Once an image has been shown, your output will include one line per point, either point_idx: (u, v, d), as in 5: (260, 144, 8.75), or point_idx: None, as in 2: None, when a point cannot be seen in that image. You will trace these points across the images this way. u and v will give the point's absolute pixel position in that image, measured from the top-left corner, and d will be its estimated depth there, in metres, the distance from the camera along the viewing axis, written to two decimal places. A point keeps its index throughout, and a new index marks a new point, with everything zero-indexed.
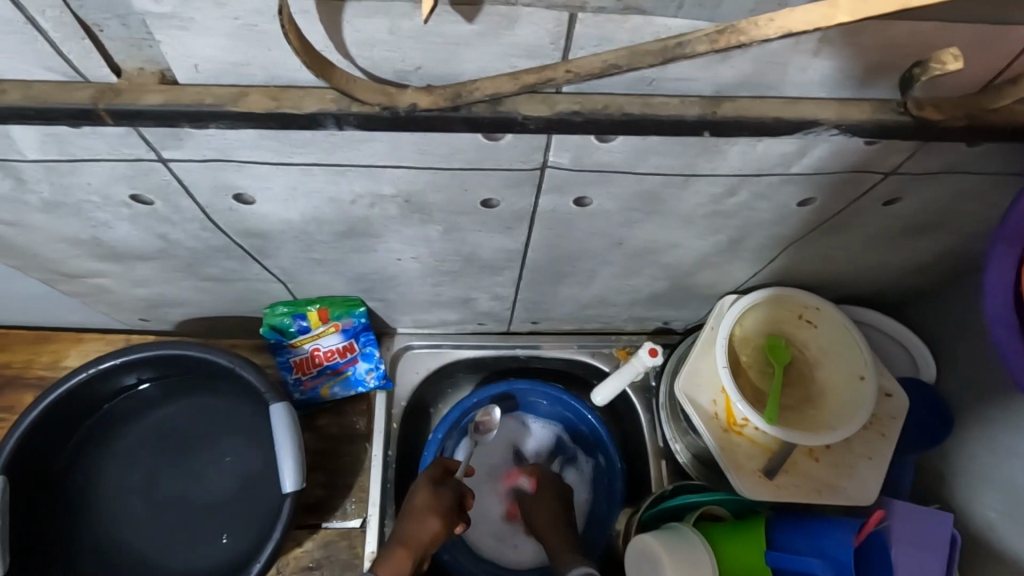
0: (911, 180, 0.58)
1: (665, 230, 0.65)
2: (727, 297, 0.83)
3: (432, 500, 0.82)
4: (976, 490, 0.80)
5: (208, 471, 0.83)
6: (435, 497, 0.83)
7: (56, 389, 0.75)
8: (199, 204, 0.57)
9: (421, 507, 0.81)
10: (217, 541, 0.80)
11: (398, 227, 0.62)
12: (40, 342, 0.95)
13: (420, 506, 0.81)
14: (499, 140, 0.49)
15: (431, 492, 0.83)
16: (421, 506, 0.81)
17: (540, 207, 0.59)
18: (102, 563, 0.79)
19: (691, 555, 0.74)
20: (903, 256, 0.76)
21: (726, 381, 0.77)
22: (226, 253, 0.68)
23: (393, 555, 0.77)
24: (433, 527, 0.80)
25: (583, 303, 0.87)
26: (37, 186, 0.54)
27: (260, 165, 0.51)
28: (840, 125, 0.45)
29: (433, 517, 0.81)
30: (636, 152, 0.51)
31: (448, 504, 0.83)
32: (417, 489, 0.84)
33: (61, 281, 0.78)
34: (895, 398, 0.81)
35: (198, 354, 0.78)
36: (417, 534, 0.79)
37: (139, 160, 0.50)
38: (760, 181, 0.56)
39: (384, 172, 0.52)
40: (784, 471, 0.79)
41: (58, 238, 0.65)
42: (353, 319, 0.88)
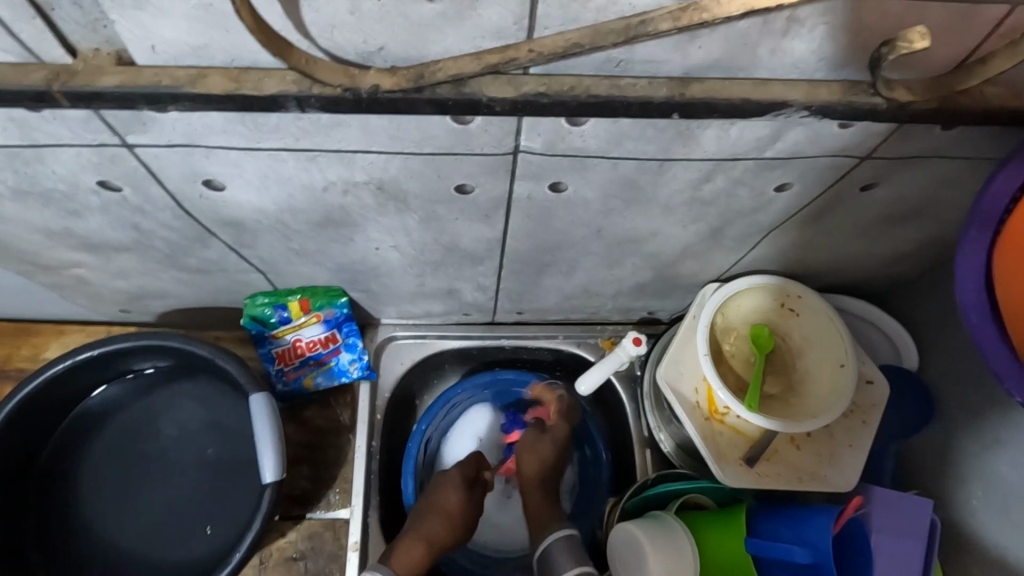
0: (888, 165, 0.58)
1: (645, 217, 0.64)
2: (709, 286, 0.82)
3: (458, 503, 0.88)
4: (957, 476, 0.80)
5: (189, 463, 0.82)
6: (464, 499, 0.88)
7: (33, 381, 0.74)
8: (169, 191, 0.56)
9: (449, 509, 0.87)
10: (199, 532, 0.79)
11: (374, 216, 0.61)
12: (19, 335, 0.94)
13: (448, 507, 0.87)
14: (469, 125, 0.48)
15: (460, 495, 0.88)
16: (450, 507, 0.87)
17: (517, 195, 0.58)
18: (82, 553, 0.78)
19: (674, 543, 0.75)
20: (885, 244, 0.76)
21: (707, 370, 0.76)
22: (201, 243, 0.67)
23: (413, 547, 0.82)
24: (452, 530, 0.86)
25: (566, 292, 0.86)
26: (2, 173, 0.53)
27: (228, 151, 0.50)
28: (811, 107, 0.44)
29: (456, 520, 0.87)
30: (610, 137, 0.50)
31: (472, 509, 0.89)
32: (449, 488, 0.88)
33: (37, 272, 0.77)
34: (876, 385, 0.81)
35: (178, 346, 0.77)
36: (437, 534, 0.85)
37: (104, 146, 0.49)
38: (736, 167, 0.55)
39: (355, 159, 0.52)
40: (765, 459, 0.80)
41: (29, 228, 0.64)
42: (335, 310, 0.87)
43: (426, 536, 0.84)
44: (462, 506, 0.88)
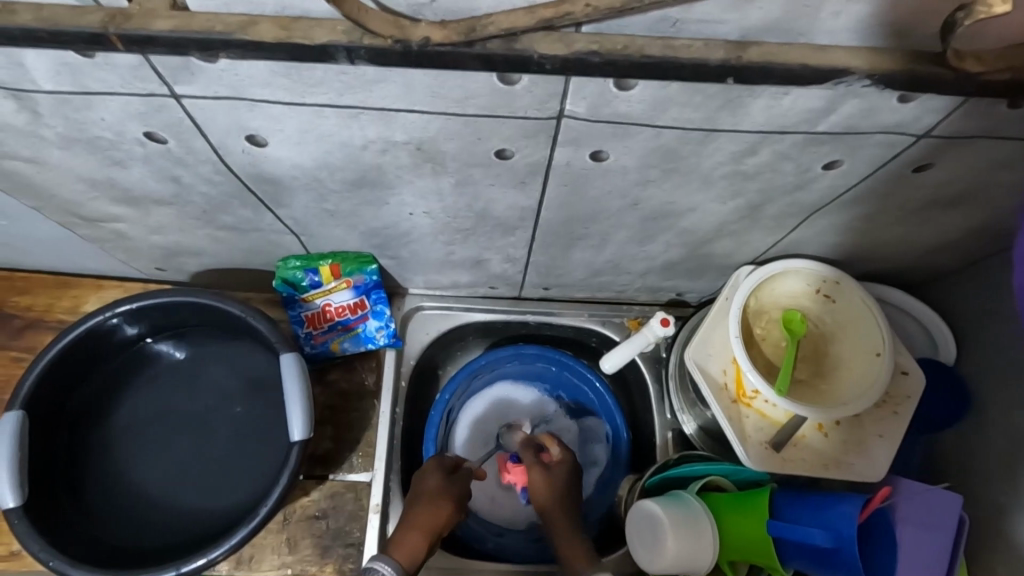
0: (944, 144, 0.55)
1: (683, 191, 0.63)
2: (744, 268, 0.81)
3: (439, 489, 0.83)
4: (989, 475, 0.78)
5: (219, 419, 0.84)
6: (446, 483, 0.85)
7: (76, 329, 0.77)
8: (212, 144, 0.56)
9: (433, 493, 0.83)
10: (227, 485, 0.81)
11: (411, 178, 0.61)
12: (60, 287, 0.97)
13: (431, 491, 0.83)
14: (514, 84, 0.47)
15: (440, 479, 0.85)
16: (434, 489, 0.83)
17: (555, 161, 0.57)
18: (116, 500, 0.80)
19: (698, 537, 0.75)
20: (930, 231, 0.74)
21: (738, 352, 0.75)
22: (239, 200, 0.68)
23: (407, 537, 0.78)
24: (444, 513, 0.81)
25: (596, 269, 0.86)
26: (51, 120, 0.54)
27: (272, 105, 0.50)
28: (872, 75, 0.43)
29: (445, 502, 0.82)
30: (655, 104, 0.49)
31: (458, 494, 0.85)
32: (429, 472, 0.85)
33: (80, 224, 0.79)
34: (911, 376, 0.79)
35: (212, 303, 0.80)
36: (428, 520, 0.80)
37: (152, 95, 0.50)
38: (783, 140, 0.53)
39: (396, 117, 0.51)
40: (791, 444, 0.79)
41: (75, 179, 0.66)
42: (365, 276, 0.88)
43: (417, 521, 0.79)
44: (447, 489, 0.84)
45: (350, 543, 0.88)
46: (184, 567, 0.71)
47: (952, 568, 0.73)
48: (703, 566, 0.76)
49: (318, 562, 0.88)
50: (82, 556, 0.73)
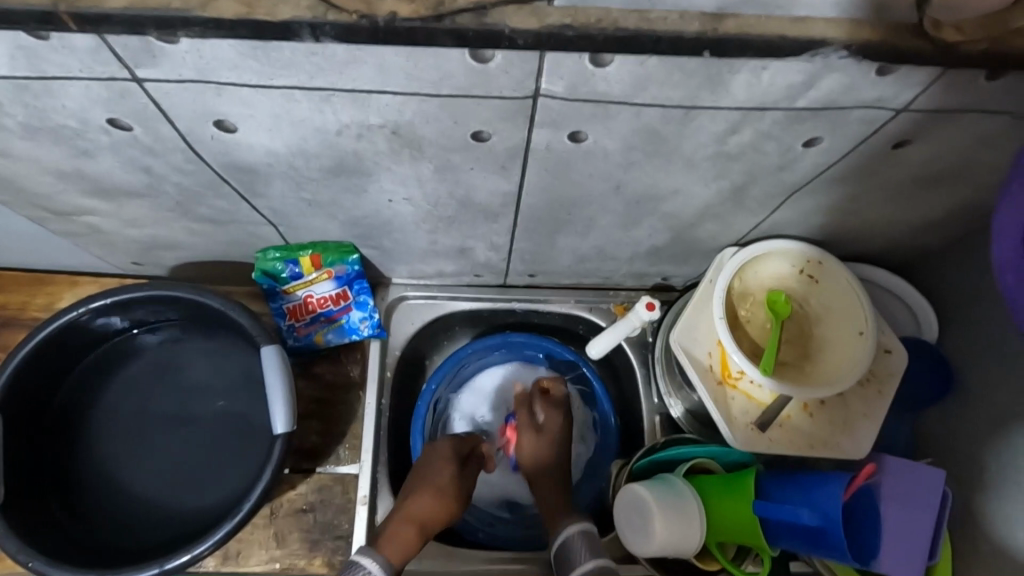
0: (925, 119, 0.55)
1: (665, 172, 0.62)
2: (728, 250, 0.81)
3: (448, 482, 0.83)
4: (972, 450, 0.78)
5: (201, 415, 0.83)
6: (455, 479, 0.84)
7: (49, 325, 0.75)
8: (180, 131, 0.55)
9: (441, 484, 0.82)
10: (211, 480, 0.80)
11: (389, 163, 0.60)
12: (35, 285, 0.94)
13: (438, 483, 0.82)
14: (488, 63, 0.46)
15: (451, 473, 0.84)
16: (442, 484, 0.82)
17: (535, 143, 0.56)
18: (97, 499, 0.79)
19: (686, 519, 0.76)
20: (912, 209, 0.74)
21: (723, 333, 0.75)
22: (213, 189, 0.66)
23: (401, 531, 0.77)
24: (442, 512, 0.81)
25: (580, 254, 0.85)
26: (11, 109, 0.52)
27: (240, 88, 0.49)
28: (850, 46, 0.42)
29: (447, 502, 0.81)
30: (634, 81, 0.48)
31: (464, 487, 0.85)
32: (441, 464, 0.84)
33: (50, 219, 0.77)
34: (895, 354, 0.79)
35: (190, 297, 0.78)
36: (428, 511, 0.79)
37: (114, 79, 0.48)
38: (764, 118, 0.53)
39: (370, 99, 0.50)
40: (777, 424, 0.79)
41: (40, 170, 0.64)
42: (347, 266, 0.87)
43: (417, 515, 0.79)
44: (454, 486, 0.83)
45: (339, 536, 0.88)
46: (167, 565, 0.70)
47: (936, 542, 0.74)
48: (691, 548, 0.76)
49: (307, 556, 0.87)
50: (63, 556, 0.72)
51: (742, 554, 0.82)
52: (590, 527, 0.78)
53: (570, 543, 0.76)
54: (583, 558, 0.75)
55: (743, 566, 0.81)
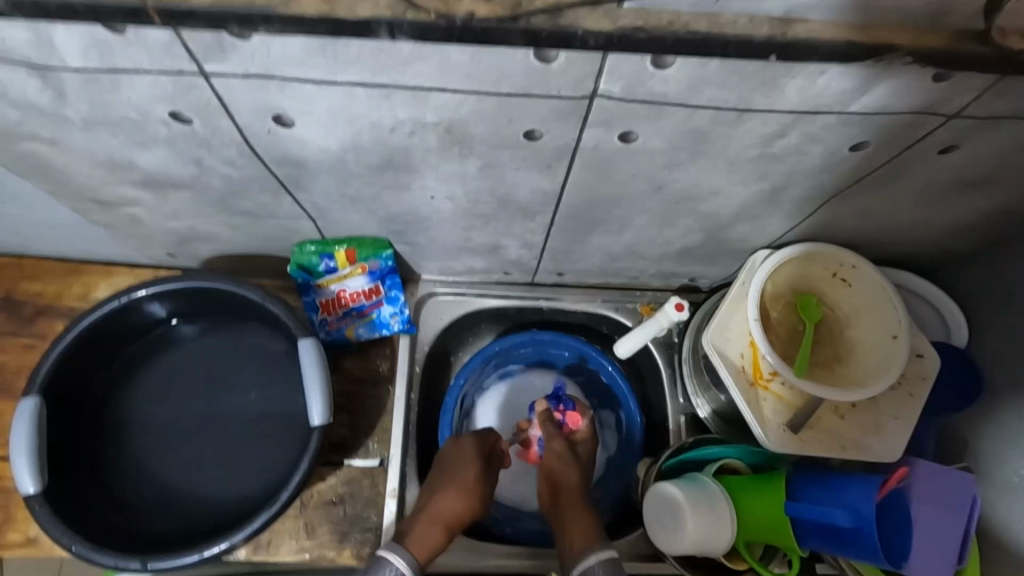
0: (974, 125, 0.55)
1: (708, 174, 0.63)
2: (759, 254, 0.81)
3: (474, 482, 0.83)
4: (1000, 455, 0.79)
5: (237, 405, 0.84)
6: (478, 478, 0.84)
7: (93, 313, 0.77)
8: (238, 126, 0.56)
9: (467, 482, 0.83)
10: (247, 470, 0.81)
11: (437, 160, 0.61)
12: (70, 275, 0.95)
13: (466, 482, 0.83)
14: (551, 63, 0.47)
15: (477, 471, 0.84)
16: (466, 482, 0.83)
17: (585, 143, 0.57)
18: (136, 486, 0.80)
19: (716, 519, 0.76)
20: (949, 214, 0.74)
21: (757, 335, 0.76)
22: (260, 183, 0.67)
23: (429, 530, 0.78)
24: (466, 508, 0.81)
25: (613, 254, 0.86)
26: (76, 101, 0.53)
27: (303, 84, 0.50)
28: (916, 53, 0.43)
29: (470, 500, 0.82)
30: (692, 83, 0.49)
31: (488, 484, 0.85)
32: (465, 464, 0.84)
33: (95, 210, 0.78)
34: (927, 358, 0.79)
35: (228, 289, 0.79)
36: (453, 510, 0.80)
37: (182, 74, 0.49)
38: (815, 122, 0.53)
39: (429, 97, 0.51)
40: (808, 426, 0.80)
41: (93, 161, 0.65)
42: (380, 261, 0.89)
43: (442, 515, 0.80)
44: (477, 485, 0.83)
45: (368, 528, 0.88)
46: (207, 552, 0.71)
47: (966, 544, 0.74)
48: (721, 547, 0.77)
49: (336, 548, 0.88)
50: (105, 541, 0.73)
51: (769, 554, 0.82)
52: (611, 554, 0.72)
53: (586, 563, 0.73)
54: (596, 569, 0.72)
55: (770, 566, 0.81)
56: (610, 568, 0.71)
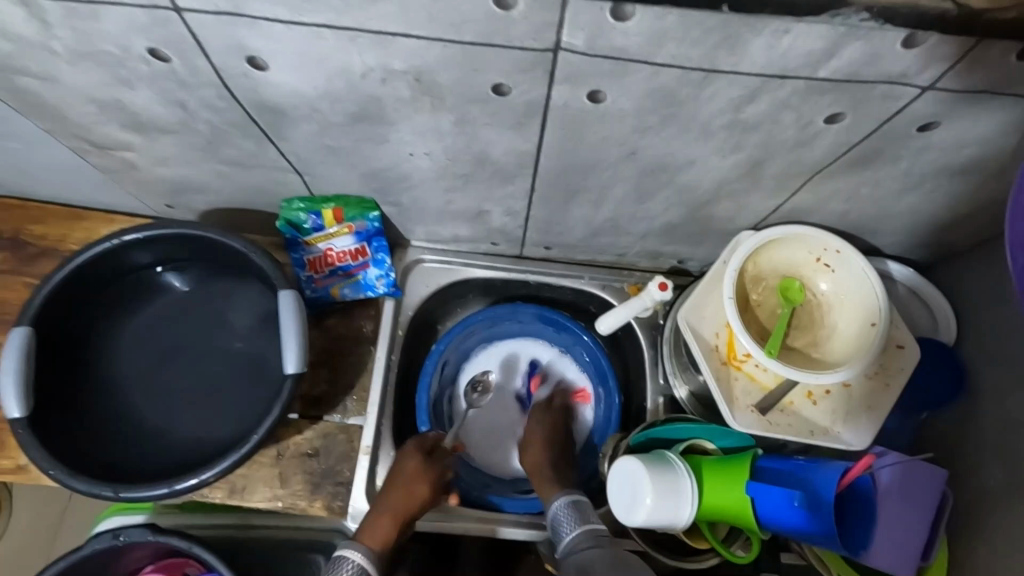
0: (951, 100, 0.54)
1: (682, 141, 0.62)
2: (744, 232, 0.80)
3: (415, 471, 0.84)
4: (979, 453, 0.77)
5: (220, 352, 0.86)
6: (421, 468, 0.85)
7: (86, 252, 0.80)
8: (214, 65, 0.57)
9: (406, 474, 0.83)
10: (223, 414, 0.84)
11: (410, 112, 0.61)
12: (71, 219, 0.99)
13: (406, 473, 0.83)
14: (511, 10, 0.47)
15: (416, 462, 0.85)
16: (408, 476, 0.83)
17: (554, 101, 0.57)
18: (120, 420, 0.83)
19: (676, 496, 0.76)
20: (939, 201, 0.72)
21: (731, 313, 0.75)
22: (242, 130, 0.69)
23: (379, 520, 0.79)
24: (416, 497, 0.82)
25: (596, 227, 0.86)
26: (59, 30, 0.55)
27: (271, 23, 0.51)
28: (874, 8, 0.43)
29: (418, 489, 0.82)
30: (654, 37, 0.48)
31: (435, 477, 0.85)
32: (404, 456, 0.85)
33: (91, 153, 0.81)
34: (907, 349, 0.78)
35: (215, 239, 0.81)
36: (400, 500, 0.80)
37: (154, 7, 0.51)
38: (784, 87, 0.53)
39: (394, 42, 0.51)
40: (779, 409, 0.79)
41: (84, 99, 0.67)
42: (367, 222, 0.90)
43: (392, 505, 0.80)
44: (421, 474, 0.84)
45: (339, 482, 0.90)
46: (176, 486, 0.73)
47: (932, 544, 0.74)
48: (680, 523, 0.77)
49: (308, 498, 0.90)
50: (83, 467, 0.76)
51: (732, 536, 0.82)
52: (579, 497, 0.76)
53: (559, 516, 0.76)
54: (569, 527, 0.74)
55: (732, 548, 0.81)
56: (576, 509, 0.75)
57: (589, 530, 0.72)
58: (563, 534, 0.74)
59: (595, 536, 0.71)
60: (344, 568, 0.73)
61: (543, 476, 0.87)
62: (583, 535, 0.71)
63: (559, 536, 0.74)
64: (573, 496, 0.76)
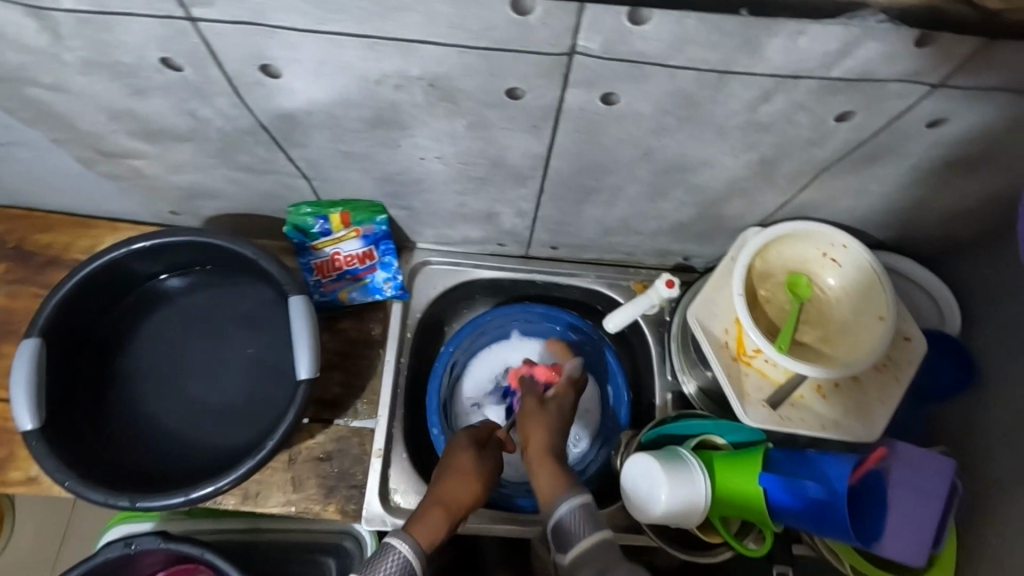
0: (962, 97, 0.55)
1: (695, 140, 0.63)
2: (752, 229, 0.81)
3: (475, 466, 0.79)
4: (987, 443, 0.78)
5: (231, 359, 0.86)
6: (479, 461, 0.80)
7: (95, 261, 0.80)
8: (228, 73, 0.57)
9: (464, 468, 0.78)
10: (235, 420, 0.84)
11: (424, 117, 0.61)
12: (76, 228, 0.98)
13: (463, 467, 0.79)
14: (530, 15, 0.47)
15: (474, 455, 0.80)
16: (466, 469, 0.78)
17: (569, 104, 0.57)
18: (133, 428, 0.83)
19: (690, 493, 0.76)
20: (944, 196, 0.73)
21: (741, 310, 0.76)
22: (254, 136, 0.68)
23: (430, 513, 0.73)
24: (472, 492, 0.77)
25: (605, 227, 0.86)
26: (73, 41, 0.55)
27: (289, 31, 0.51)
28: (889, 11, 0.44)
29: (474, 483, 0.77)
30: (671, 41, 0.49)
31: (491, 469, 0.81)
32: (461, 448, 0.81)
33: (98, 161, 0.80)
34: (914, 342, 0.79)
35: (224, 246, 0.81)
36: (455, 497, 0.75)
37: (171, 17, 0.51)
38: (799, 87, 0.53)
39: (412, 49, 0.52)
40: (790, 404, 0.80)
41: (94, 108, 0.67)
42: (375, 226, 0.90)
43: (444, 498, 0.75)
44: (479, 468, 0.79)
45: (353, 485, 0.90)
46: (192, 494, 0.73)
47: (943, 531, 0.74)
48: (694, 518, 0.78)
49: (322, 502, 0.90)
50: (98, 477, 0.75)
51: (744, 530, 0.83)
52: (588, 499, 0.69)
53: (566, 517, 0.67)
54: (580, 538, 0.66)
55: (745, 541, 0.82)
56: (585, 512, 0.68)
57: (598, 542, 0.65)
58: (572, 544, 0.66)
59: (600, 546, 0.65)
60: (389, 560, 0.68)
61: (539, 463, 0.75)
62: (590, 545, 0.65)
63: (566, 545, 0.66)
64: (584, 497, 0.69)
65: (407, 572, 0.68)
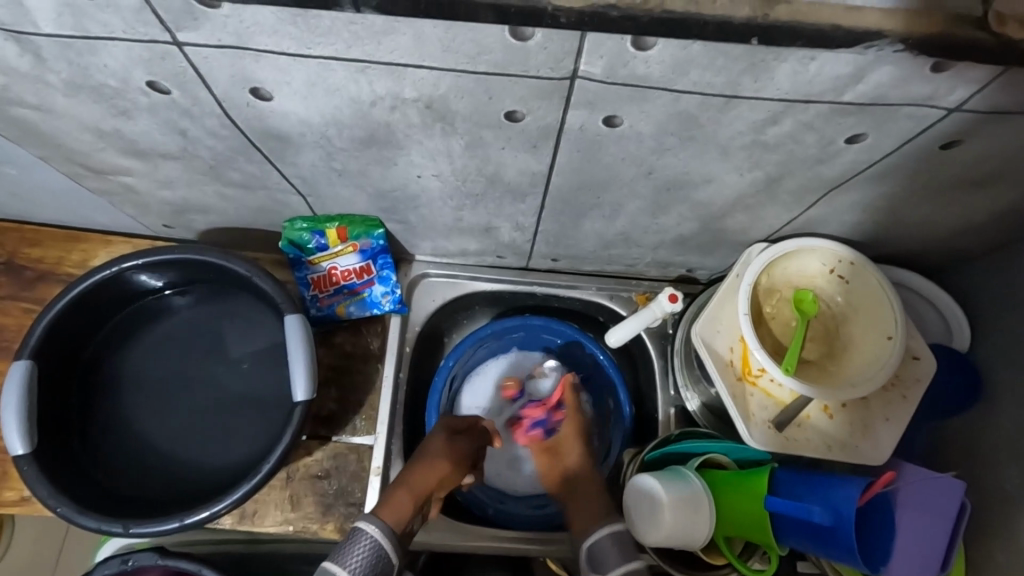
0: (979, 119, 0.53)
1: (699, 160, 0.61)
2: (756, 245, 0.79)
3: (444, 451, 0.80)
4: (994, 463, 0.77)
5: (225, 375, 0.85)
6: (448, 447, 0.80)
7: (84, 282, 0.78)
8: (216, 96, 0.55)
9: (433, 453, 0.79)
10: (230, 439, 0.82)
11: (420, 137, 0.59)
12: (68, 241, 0.96)
13: (432, 452, 0.79)
14: (528, 41, 0.45)
15: (443, 441, 0.81)
16: (433, 453, 0.79)
17: (568, 125, 0.56)
18: (127, 449, 0.82)
19: (693, 515, 0.75)
20: (955, 213, 0.71)
21: (746, 329, 0.74)
22: (245, 155, 0.67)
23: (395, 496, 0.73)
24: (439, 477, 0.77)
25: (607, 240, 0.84)
26: (55, 64, 0.53)
27: (278, 55, 0.49)
28: (906, 39, 0.42)
29: (444, 467, 0.78)
30: (675, 65, 0.47)
31: (463, 458, 0.81)
32: (432, 436, 0.82)
33: (87, 177, 0.79)
34: (923, 360, 0.77)
35: (216, 262, 0.80)
36: (422, 479, 0.76)
37: (155, 41, 0.49)
38: (808, 110, 0.51)
39: (406, 73, 0.50)
40: (795, 424, 0.78)
41: (80, 127, 0.65)
42: (371, 240, 0.88)
43: (411, 481, 0.75)
44: (446, 453, 0.80)
45: (352, 503, 0.88)
46: (187, 519, 0.72)
47: (951, 553, 0.73)
48: (698, 540, 0.76)
49: (320, 521, 0.88)
50: (91, 502, 0.74)
51: (749, 550, 0.82)
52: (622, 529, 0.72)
53: (600, 548, 0.70)
54: (613, 561, 0.68)
55: (750, 562, 0.81)
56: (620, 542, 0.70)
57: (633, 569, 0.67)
58: (606, 567, 0.68)
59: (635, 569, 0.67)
60: (360, 545, 0.66)
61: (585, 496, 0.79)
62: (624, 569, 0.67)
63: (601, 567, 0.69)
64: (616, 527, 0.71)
65: (379, 558, 0.66)
